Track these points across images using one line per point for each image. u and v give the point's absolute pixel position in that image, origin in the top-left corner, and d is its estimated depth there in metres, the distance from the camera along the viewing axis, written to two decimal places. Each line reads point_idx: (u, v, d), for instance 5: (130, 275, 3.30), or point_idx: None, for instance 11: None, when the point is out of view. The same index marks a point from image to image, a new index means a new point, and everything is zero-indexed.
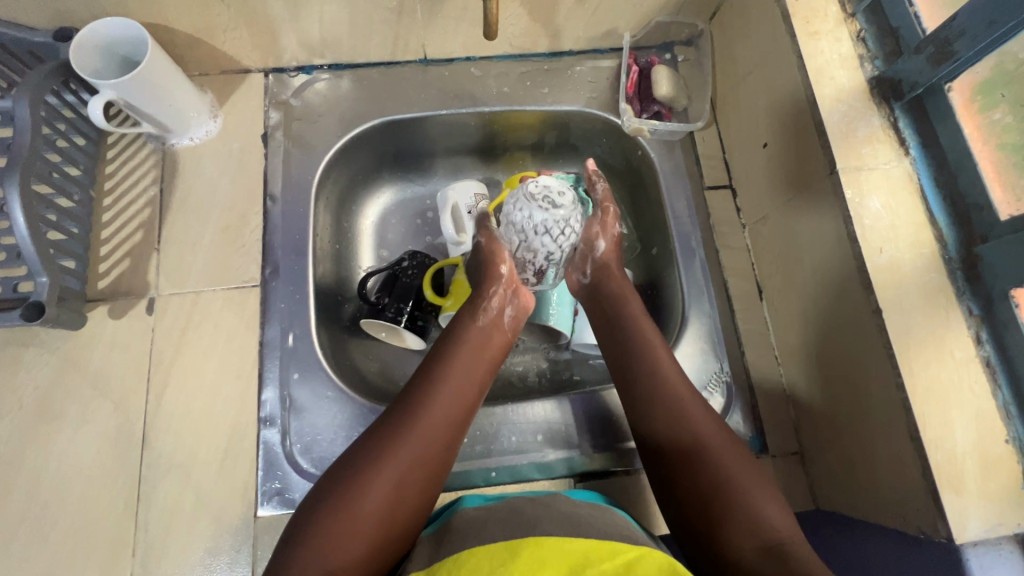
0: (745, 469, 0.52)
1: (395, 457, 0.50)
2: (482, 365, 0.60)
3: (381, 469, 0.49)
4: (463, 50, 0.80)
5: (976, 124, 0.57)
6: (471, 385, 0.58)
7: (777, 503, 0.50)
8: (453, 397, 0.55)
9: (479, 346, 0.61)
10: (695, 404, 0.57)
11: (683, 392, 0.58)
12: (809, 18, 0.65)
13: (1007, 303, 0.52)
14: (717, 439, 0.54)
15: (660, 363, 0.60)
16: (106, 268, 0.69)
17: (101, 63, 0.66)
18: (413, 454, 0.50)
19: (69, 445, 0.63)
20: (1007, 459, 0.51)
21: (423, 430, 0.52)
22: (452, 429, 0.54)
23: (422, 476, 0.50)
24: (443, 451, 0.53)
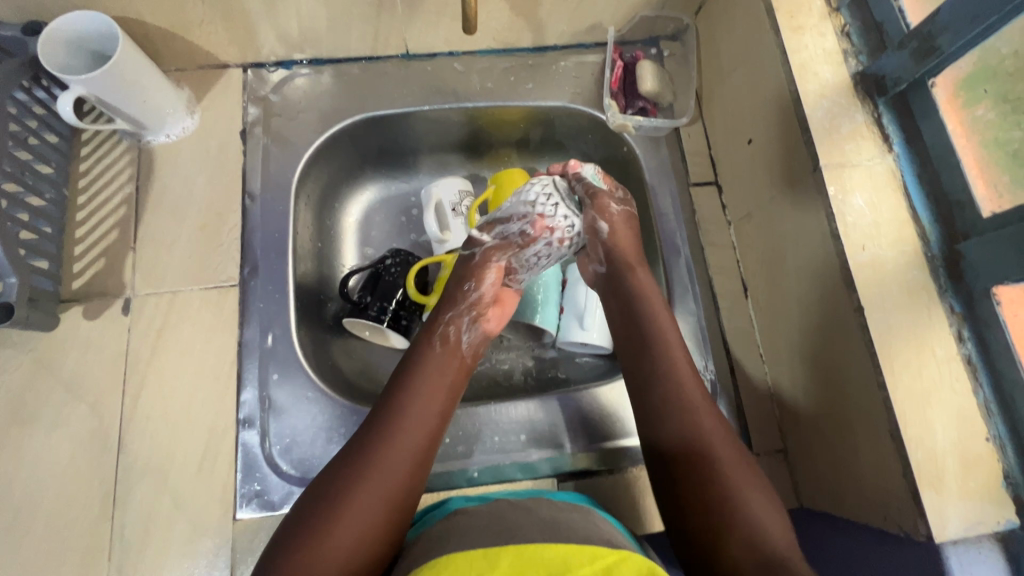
0: (740, 470, 0.52)
1: (358, 499, 0.48)
2: (449, 395, 0.58)
3: (344, 511, 0.48)
4: (446, 45, 0.79)
5: (960, 120, 0.56)
6: (436, 414, 0.56)
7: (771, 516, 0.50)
8: (420, 429, 0.54)
9: (447, 373, 0.60)
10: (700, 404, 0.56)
11: (690, 393, 0.57)
12: (792, 12, 0.65)
13: (988, 301, 0.52)
14: (717, 437, 0.54)
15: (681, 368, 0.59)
16: (80, 268, 0.67)
17: (72, 59, 0.65)
18: (378, 492, 0.49)
19: (42, 448, 0.62)
20: (987, 457, 0.51)
21: (388, 469, 0.51)
22: (418, 464, 0.53)
23: (388, 516, 0.49)
24: (409, 487, 0.51)
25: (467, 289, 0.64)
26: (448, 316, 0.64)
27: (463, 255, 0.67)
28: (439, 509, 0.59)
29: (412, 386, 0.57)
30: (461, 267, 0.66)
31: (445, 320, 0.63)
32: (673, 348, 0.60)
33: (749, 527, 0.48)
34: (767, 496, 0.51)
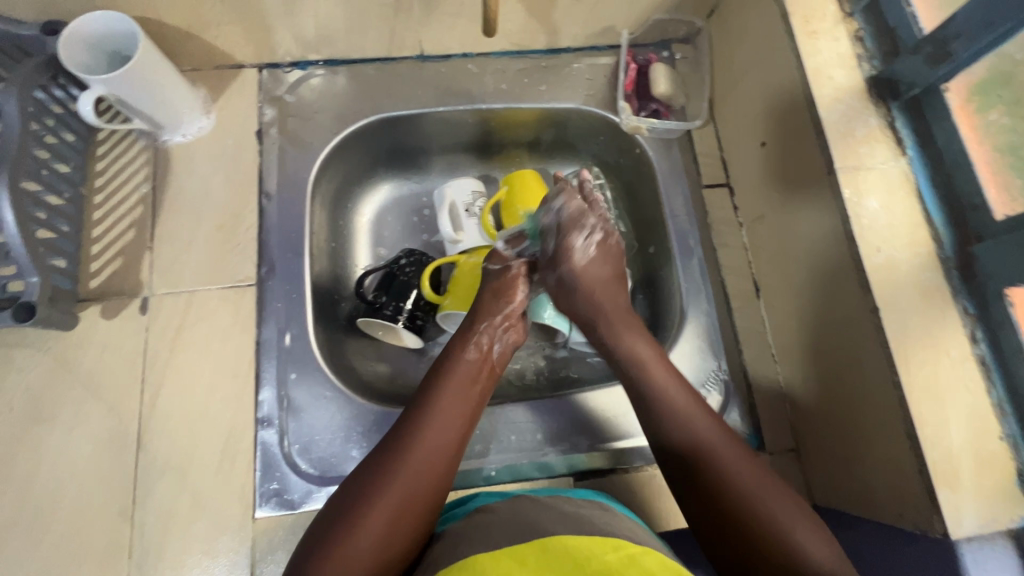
0: (788, 509, 0.49)
1: (388, 496, 0.49)
2: (472, 408, 0.58)
3: (375, 506, 0.48)
4: (460, 47, 0.79)
5: (973, 125, 0.57)
6: (466, 417, 0.57)
7: (809, 528, 0.48)
8: (450, 431, 0.55)
9: (478, 378, 0.60)
10: (727, 447, 0.53)
11: (705, 433, 0.54)
12: (808, 17, 0.65)
13: (1002, 302, 0.53)
14: (739, 468, 0.52)
15: (666, 390, 0.58)
16: (97, 267, 0.68)
17: (91, 58, 0.65)
18: (408, 490, 0.50)
19: (61, 447, 0.62)
20: (1000, 455, 0.52)
21: (420, 467, 0.51)
22: (448, 467, 0.53)
23: (416, 515, 0.49)
24: (439, 487, 0.52)
25: (501, 303, 0.66)
26: (480, 328, 0.64)
27: (491, 268, 0.69)
28: (460, 507, 0.60)
29: (444, 388, 0.58)
30: (495, 279, 0.68)
31: (479, 327, 0.64)
32: (685, 405, 0.56)
33: (807, 567, 0.45)
34: (816, 527, 0.49)
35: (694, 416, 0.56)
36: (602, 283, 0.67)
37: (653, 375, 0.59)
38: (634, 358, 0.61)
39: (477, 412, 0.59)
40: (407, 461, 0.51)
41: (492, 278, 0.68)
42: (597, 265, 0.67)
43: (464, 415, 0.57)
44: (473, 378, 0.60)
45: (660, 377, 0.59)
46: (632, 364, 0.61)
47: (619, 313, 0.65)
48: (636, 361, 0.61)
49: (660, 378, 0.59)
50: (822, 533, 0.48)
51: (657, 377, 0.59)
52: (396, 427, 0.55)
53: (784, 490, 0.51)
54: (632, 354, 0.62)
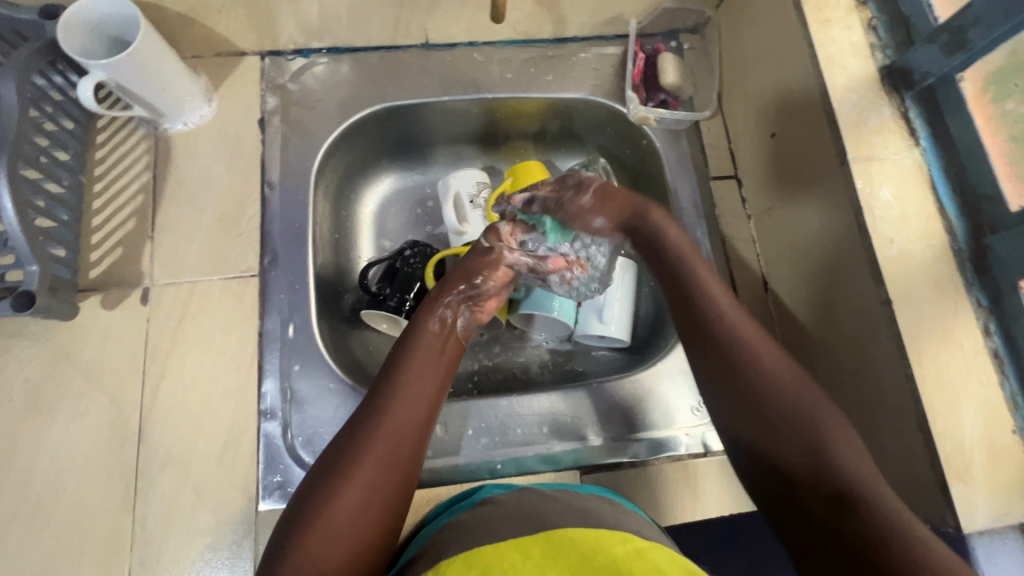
0: (824, 416, 0.48)
1: (356, 475, 0.47)
2: (443, 375, 0.57)
3: (344, 487, 0.47)
4: (466, 35, 0.78)
5: (988, 115, 0.56)
6: (433, 390, 0.55)
7: (858, 453, 0.46)
8: (417, 406, 0.53)
9: (445, 348, 0.59)
10: (767, 348, 0.53)
11: (757, 348, 0.53)
12: (820, 5, 0.64)
13: (1017, 295, 0.52)
14: (787, 384, 0.50)
15: (719, 306, 0.56)
16: (97, 257, 0.67)
17: (90, 43, 0.63)
18: (377, 468, 0.48)
19: (61, 439, 0.61)
20: (1013, 449, 0.52)
21: (390, 440, 0.50)
22: (418, 442, 0.52)
23: (390, 493, 0.48)
24: (410, 464, 0.50)
25: (475, 279, 0.65)
26: (448, 300, 0.63)
27: (480, 245, 0.67)
28: (466, 499, 0.59)
29: (408, 362, 0.56)
30: (470, 259, 0.66)
31: (441, 297, 0.62)
32: (732, 318, 0.55)
33: (839, 471, 0.45)
34: (851, 437, 0.48)
35: (748, 333, 0.54)
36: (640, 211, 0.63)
37: (702, 278, 0.58)
38: (689, 273, 0.59)
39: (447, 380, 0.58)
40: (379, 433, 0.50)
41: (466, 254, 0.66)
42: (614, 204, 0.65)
43: (435, 384, 0.56)
44: (439, 350, 0.59)
45: (713, 292, 0.57)
46: (676, 270, 0.60)
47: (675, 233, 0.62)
48: (681, 261, 0.60)
49: (710, 287, 0.57)
50: (857, 436, 0.48)
51: (715, 296, 0.57)
52: (366, 400, 0.53)
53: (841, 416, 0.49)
54: (679, 252, 0.60)
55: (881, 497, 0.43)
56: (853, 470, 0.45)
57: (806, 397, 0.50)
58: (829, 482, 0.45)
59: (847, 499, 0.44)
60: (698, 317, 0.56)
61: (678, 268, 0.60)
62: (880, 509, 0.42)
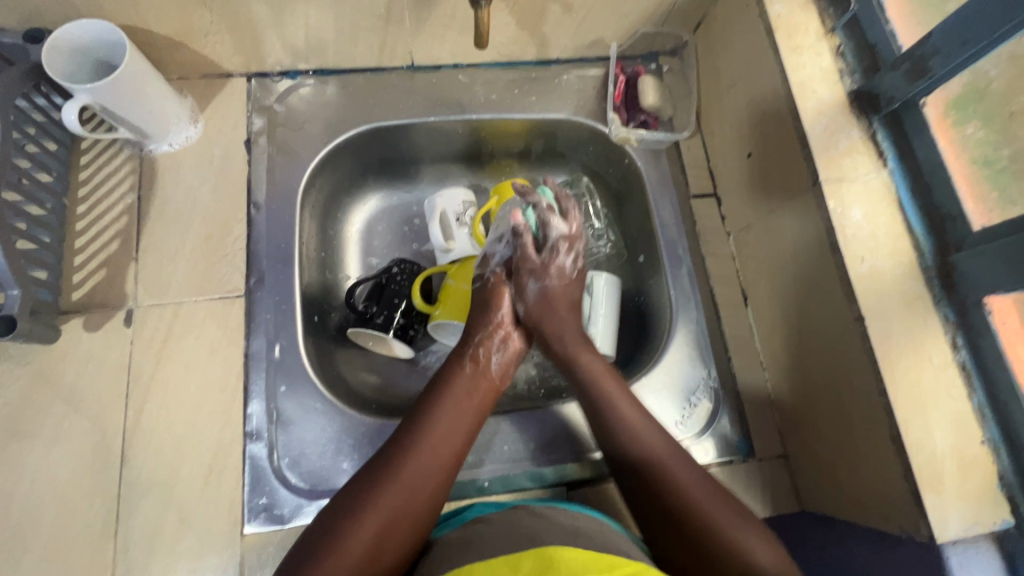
0: (735, 520, 0.53)
1: (376, 508, 0.50)
2: (478, 412, 0.61)
3: (362, 519, 0.49)
4: (451, 58, 0.80)
5: (950, 138, 0.59)
6: (461, 436, 0.57)
7: (762, 541, 0.51)
8: (445, 452, 0.55)
9: (478, 387, 0.62)
10: (679, 462, 0.58)
11: (634, 420, 0.61)
12: (791, 33, 0.67)
13: (981, 310, 0.54)
14: (663, 450, 0.58)
15: (592, 367, 0.65)
16: (80, 278, 0.66)
17: (75, 66, 0.64)
18: (396, 507, 0.50)
19: (41, 464, 0.60)
20: (982, 459, 0.54)
21: (416, 472, 0.53)
22: (441, 484, 0.54)
23: (403, 534, 0.50)
24: (431, 503, 0.53)
25: (491, 314, 0.68)
26: (479, 338, 0.67)
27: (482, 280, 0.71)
28: (456, 517, 0.59)
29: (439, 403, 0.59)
30: (481, 292, 0.70)
31: (471, 336, 0.66)
32: (643, 429, 0.60)
33: (756, 569, 0.49)
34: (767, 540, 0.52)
35: (622, 401, 0.62)
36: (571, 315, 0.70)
37: (611, 393, 0.63)
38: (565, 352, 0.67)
39: (478, 422, 0.60)
40: (406, 466, 0.53)
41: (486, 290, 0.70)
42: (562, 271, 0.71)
43: (465, 424, 0.58)
44: (468, 393, 0.61)
45: (622, 405, 0.62)
46: (588, 379, 0.64)
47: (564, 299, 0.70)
48: (593, 375, 0.64)
49: (615, 398, 0.62)
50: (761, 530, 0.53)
51: (619, 403, 0.62)
52: (398, 432, 0.57)
53: (740, 509, 0.54)
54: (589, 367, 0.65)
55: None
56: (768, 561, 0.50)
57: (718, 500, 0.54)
58: (738, 556, 0.50)
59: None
60: (615, 438, 0.60)
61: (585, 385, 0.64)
62: None
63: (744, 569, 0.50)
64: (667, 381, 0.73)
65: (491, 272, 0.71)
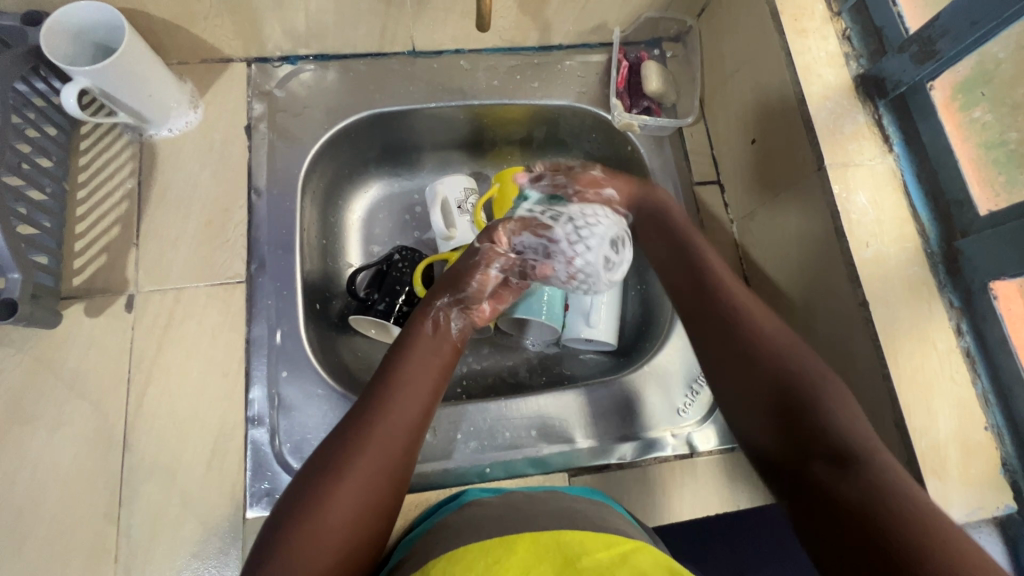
0: (818, 383, 0.49)
1: (348, 481, 0.48)
2: (442, 374, 0.59)
3: (338, 491, 0.47)
4: (452, 42, 0.79)
5: (957, 123, 0.58)
6: (426, 398, 0.56)
7: (844, 412, 0.47)
8: (412, 415, 0.54)
9: (440, 350, 0.60)
10: (757, 310, 0.57)
11: (725, 279, 0.60)
12: (796, 16, 0.66)
13: (986, 296, 0.54)
14: (745, 300, 0.57)
15: (693, 241, 0.65)
16: (81, 264, 0.66)
17: (73, 50, 0.63)
18: (369, 473, 0.49)
19: (44, 449, 0.60)
20: (985, 445, 0.53)
21: (385, 440, 0.51)
22: (410, 447, 0.53)
23: (380, 497, 0.49)
24: (402, 468, 0.52)
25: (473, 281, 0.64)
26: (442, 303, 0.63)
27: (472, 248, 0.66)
28: (454, 501, 0.60)
29: (402, 366, 0.57)
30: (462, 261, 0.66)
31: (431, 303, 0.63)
32: (740, 293, 0.58)
33: (829, 425, 0.46)
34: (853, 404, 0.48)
35: (712, 260, 0.63)
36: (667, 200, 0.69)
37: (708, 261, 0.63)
38: (688, 251, 0.64)
39: (441, 385, 0.59)
40: (374, 438, 0.51)
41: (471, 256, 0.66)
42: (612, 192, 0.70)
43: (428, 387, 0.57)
44: (432, 353, 0.60)
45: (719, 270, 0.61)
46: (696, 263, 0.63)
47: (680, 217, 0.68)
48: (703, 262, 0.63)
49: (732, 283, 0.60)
50: (843, 389, 0.49)
51: (712, 263, 0.62)
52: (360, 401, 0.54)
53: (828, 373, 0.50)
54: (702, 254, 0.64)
55: (877, 446, 0.44)
56: (848, 434, 0.45)
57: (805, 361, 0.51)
58: (826, 444, 0.45)
59: (847, 460, 0.43)
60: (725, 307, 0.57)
61: (690, 257, 0.64)
62: (875, 468, 0.42)
63: (819, 430, 0.46)
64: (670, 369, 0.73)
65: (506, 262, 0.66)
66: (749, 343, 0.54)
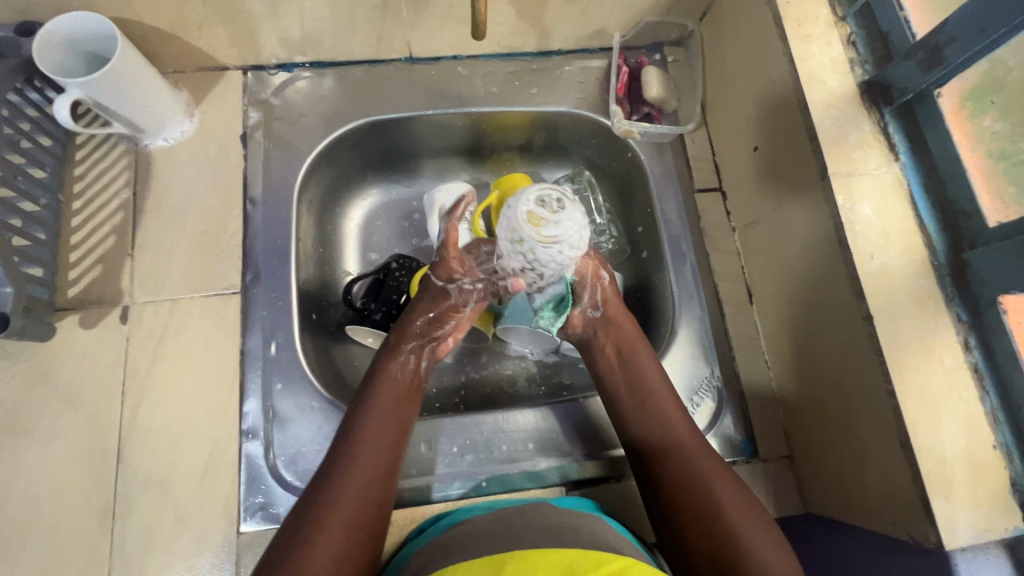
0: (748, 519, 0.55)
1: (329, 525, 0.50)
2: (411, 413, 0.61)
3: (317, 539, 0.49)
4: (449, 49, 0.78)
5: (966, 131, 0.57)
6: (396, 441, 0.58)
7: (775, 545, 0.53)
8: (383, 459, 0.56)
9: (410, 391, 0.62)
10: (699, 451, 0.60)
11: (665, 405, 0.63)
12: (800, 21, 0.65)
13: (995, 310, 0.52)
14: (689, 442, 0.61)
15: (641, 359, 0.65)
16: (76, 275, 0.66)
17: (67, 61, 0.63)
18: (346, 520, 0.51)
19: (38, 462, 0.60)
20: (994, 464, 0.52)
21: (359, 487, 0.53)
22: (385, 489, 0.55)
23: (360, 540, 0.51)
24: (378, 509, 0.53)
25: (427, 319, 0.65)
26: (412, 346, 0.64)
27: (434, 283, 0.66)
28: (450, 516, 0.59)
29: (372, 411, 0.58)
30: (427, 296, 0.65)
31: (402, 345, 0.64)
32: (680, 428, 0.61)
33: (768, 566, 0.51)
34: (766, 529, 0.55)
35: (652, 378, 0.64)
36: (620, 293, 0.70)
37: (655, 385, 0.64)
38: (639, 376, 0.64)
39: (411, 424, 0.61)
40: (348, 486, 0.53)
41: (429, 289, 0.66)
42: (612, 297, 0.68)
43: (399, 429, 0.58)
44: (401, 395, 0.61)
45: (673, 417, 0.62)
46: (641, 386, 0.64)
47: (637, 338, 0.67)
48: (645, 383, 0.64)
49: (667, 405, 0.63)
50: (776, 536, 0.54)
51: (657, 391, 0.63)
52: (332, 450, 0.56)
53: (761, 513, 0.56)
54: (643, 376, 0.64)
55: None
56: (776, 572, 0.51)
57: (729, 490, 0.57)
58: None
59: None
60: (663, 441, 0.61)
61: (635, 386, 0.64)
62: None
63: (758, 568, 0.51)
64: (669, 380, 0.72)
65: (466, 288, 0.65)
66: (695, 500, 0.56)
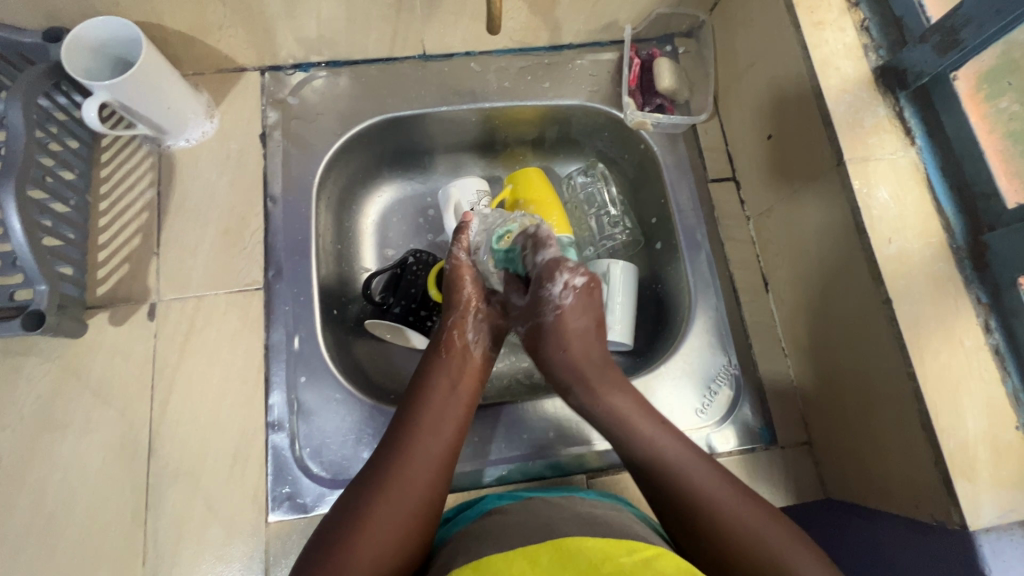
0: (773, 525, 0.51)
1: (382, 505, 0.51)
2: (467, 395, 0.63)
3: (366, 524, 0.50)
4: (462, 45, 0.79)
5: (982, 114, 0.57)
6: (451, 426, 0.59)
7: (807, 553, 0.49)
8: (438, 446, 0.57)
9: (462, 375, 0.64)
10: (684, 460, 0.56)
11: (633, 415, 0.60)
12: (813, 8, 0.65)
13: (1016, 292, 0.52)
14: (671, 454, 0.56)
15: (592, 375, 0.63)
16: (105, 274, 0.67)
17: (94, 65, 0.65)
18: (399, 502, 0.52)
19: (72, 455, 0.62)
20: (1017, 446, 0.52)
21: (410, 472, 0.54)
22: (438, 473, 0.55)
23: (411, 525, 0.51)
24: (427, 495, 0.54)
25: (463, 299, 0.69)
26: (457, 324, 0.68)
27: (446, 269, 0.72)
28: (474, 507, 0.60)
29: (427, 400, 0.60)
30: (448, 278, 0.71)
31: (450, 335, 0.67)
32: (653, 433, 0.58)
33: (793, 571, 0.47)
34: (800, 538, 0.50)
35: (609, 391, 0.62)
36: (580, 335, 0.66)
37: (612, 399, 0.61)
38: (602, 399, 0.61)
39: (467, 408, 0.62)
40: (395, 473, 0.53)
41: (450, 279, 0.71)
42: (577, 307, 0.66)
43: (450, 416, 0.60)
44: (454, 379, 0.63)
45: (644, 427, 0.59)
46: (612, 420, 0.60)
47: (589, 365, 0.64)
48: (617, 415, 0.60)
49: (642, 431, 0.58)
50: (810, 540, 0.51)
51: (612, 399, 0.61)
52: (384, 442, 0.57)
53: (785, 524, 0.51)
54: (613, 410, 0.60)
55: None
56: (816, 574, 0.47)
57: (756, 510, 0.52)
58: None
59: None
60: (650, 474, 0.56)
61: (606, 413, 0.60)
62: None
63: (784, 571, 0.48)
64: (687, 369, 0.72)
65: (460, 259, 0.71)
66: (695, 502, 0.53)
